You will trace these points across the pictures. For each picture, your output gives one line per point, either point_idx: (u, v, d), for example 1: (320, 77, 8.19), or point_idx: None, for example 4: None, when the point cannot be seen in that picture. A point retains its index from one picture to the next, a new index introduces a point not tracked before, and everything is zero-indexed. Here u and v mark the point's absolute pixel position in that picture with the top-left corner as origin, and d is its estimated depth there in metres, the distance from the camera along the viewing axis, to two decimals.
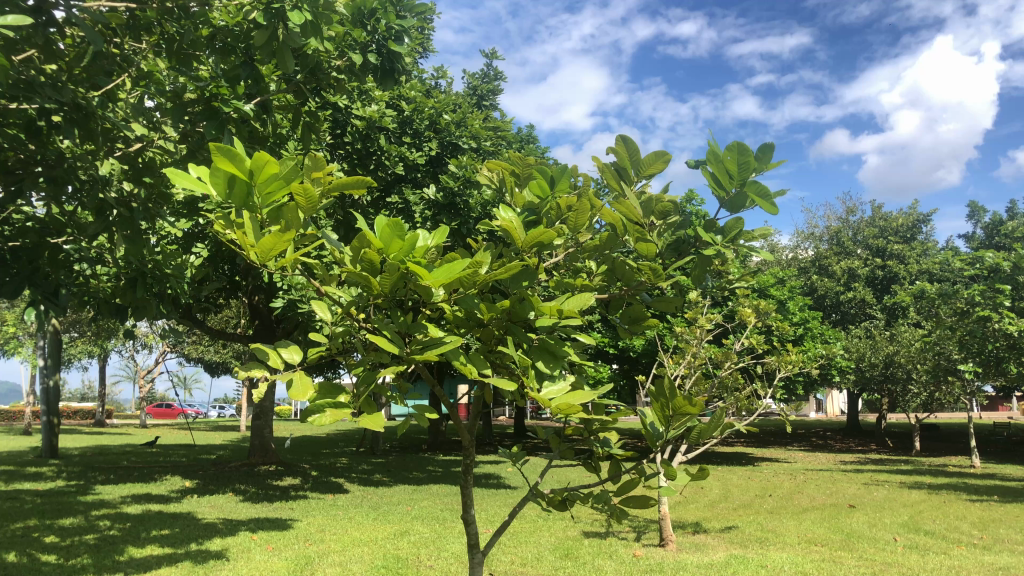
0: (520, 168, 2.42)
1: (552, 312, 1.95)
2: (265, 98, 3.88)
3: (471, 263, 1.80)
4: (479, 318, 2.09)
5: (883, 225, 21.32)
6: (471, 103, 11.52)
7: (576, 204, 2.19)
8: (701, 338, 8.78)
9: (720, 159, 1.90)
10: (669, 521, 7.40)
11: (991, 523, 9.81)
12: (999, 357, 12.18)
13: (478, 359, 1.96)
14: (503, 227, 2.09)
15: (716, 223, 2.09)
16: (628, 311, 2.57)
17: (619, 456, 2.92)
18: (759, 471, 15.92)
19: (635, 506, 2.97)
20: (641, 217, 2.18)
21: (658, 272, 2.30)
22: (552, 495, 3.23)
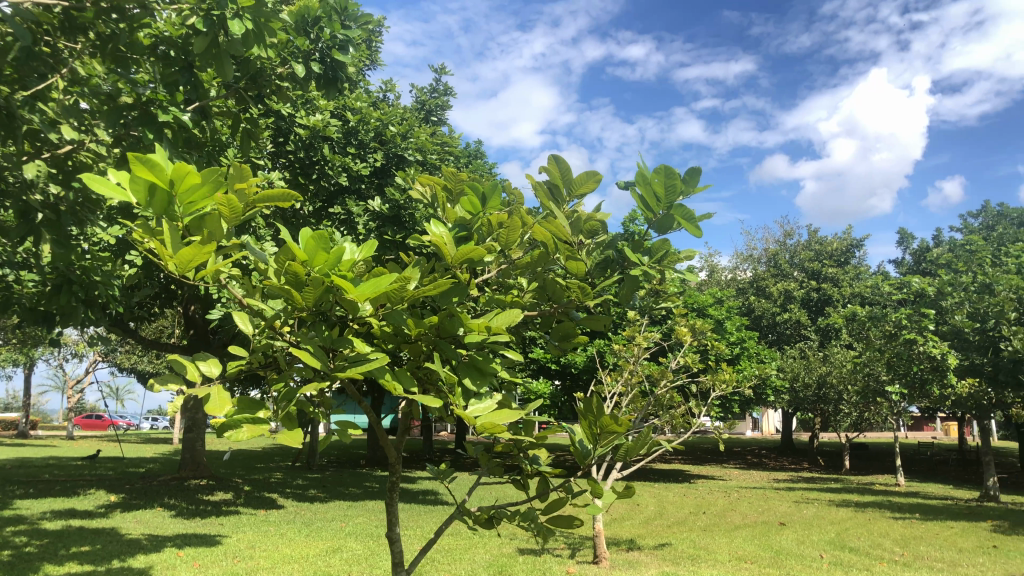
0: (451, 184, 2.41)
1: (480, 329, 1.93)
2: (205, 105, 3.75)
3: (399, 278, 1.77)
4: (406, 333, 2.06)
5: (819, 249, 21.91)
6: (418, 117, 11.51)
7: (507, 222, 2.19)
8: (638, 356, 8.90)
9: (648, 182, 1.92)
10: (603, 537, 7.43)
11: (912, 540, 10.11)
12: (924, 378, 12.59)
13: (403, 375, 1.92)
14: (432, 243, 2.07)
15: (644, 243, 2.10)
16: (558, 329, 2.58)
17: (547, 472, 2.91)
18: (695, 488, 16.13)
19: (562, 524, 2.95)
20: (570, 235, 2.18)
21: (587, 291, 2.31)
22: (478, 512, 3.19)
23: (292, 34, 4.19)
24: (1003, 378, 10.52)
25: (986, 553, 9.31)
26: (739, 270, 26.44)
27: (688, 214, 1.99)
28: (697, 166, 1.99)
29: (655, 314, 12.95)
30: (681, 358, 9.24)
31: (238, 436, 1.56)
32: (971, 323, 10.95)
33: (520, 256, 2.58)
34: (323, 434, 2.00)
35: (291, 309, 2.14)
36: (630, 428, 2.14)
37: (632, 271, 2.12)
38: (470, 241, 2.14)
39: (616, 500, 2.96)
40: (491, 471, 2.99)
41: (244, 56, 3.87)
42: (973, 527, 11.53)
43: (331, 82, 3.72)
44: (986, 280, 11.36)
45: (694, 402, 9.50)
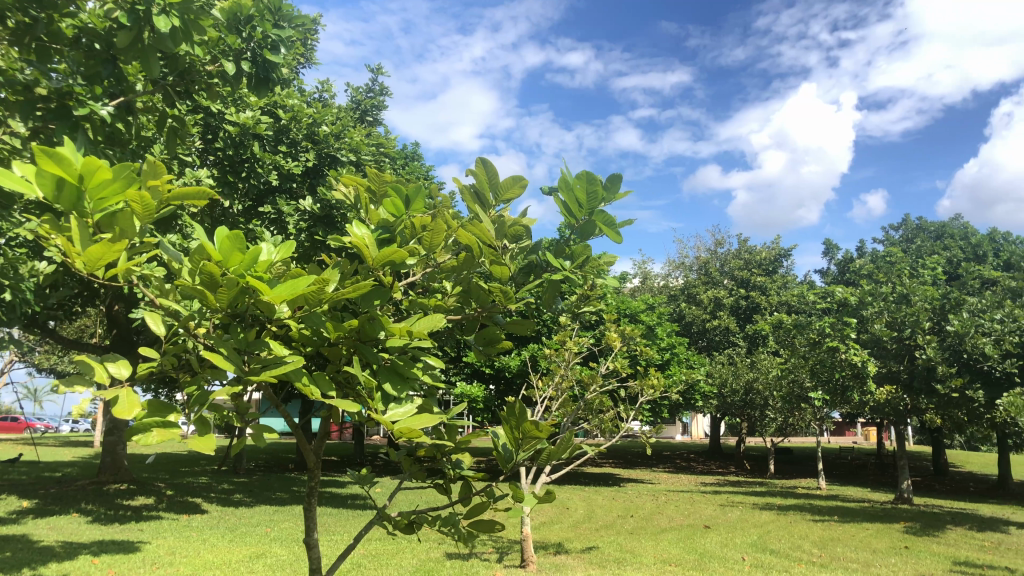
0: (374, 186, 2.37)
1: (401, 332, 1.89)
2: (128, 100, 3.54)
3: (319, 281, 1.72)
4: (326, 337, 2.01)
5: (748, 258, 22.40)
6: (354, 117, 11.37)
7: (431, 226, 2.16)
8: (569, 361, 8.94)
9: (571, 189, 1.93)
10: (531, 542, 7.43)
11: (831, 543, 10.40)
12: (845, 385, 12.98)
13: (321, 379, 1.87)
14: (353, 244, 2.03)
15: (567, 248, 2.10)
16: (482, 333, 2.57)
17: (471, 477, 2.89)
18: (624, 492, 16.29)
19: (484, 529, 2.93)
20: (494, 239, 2.17)
21: (509, 295, 2.30)
22: (398, 518, 3.14)
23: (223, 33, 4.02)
24: (918, 385, 10.93)
25: (899, 554, 9.65)
26: (671, 277, 26.89)
27: (609, 221, 2.01)
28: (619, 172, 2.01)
29: (588, 319, 13.07)
30: (611, 363, 9.32)
31: (148, 439, 1.46)
32: (889, 332, 11.34)
33: (445, 260, 2.55)
34: (236, 439, 1.92)
35: (206, 311, 2.05)
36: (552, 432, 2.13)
37: (553, 276, 2.11)
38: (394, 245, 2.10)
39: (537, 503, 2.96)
40: (412, 476, 2.93)
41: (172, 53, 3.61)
42: (887, 529, 11.95)
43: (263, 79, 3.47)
44: (904, 290, 11.80)
45: (623, 408, 9.59)
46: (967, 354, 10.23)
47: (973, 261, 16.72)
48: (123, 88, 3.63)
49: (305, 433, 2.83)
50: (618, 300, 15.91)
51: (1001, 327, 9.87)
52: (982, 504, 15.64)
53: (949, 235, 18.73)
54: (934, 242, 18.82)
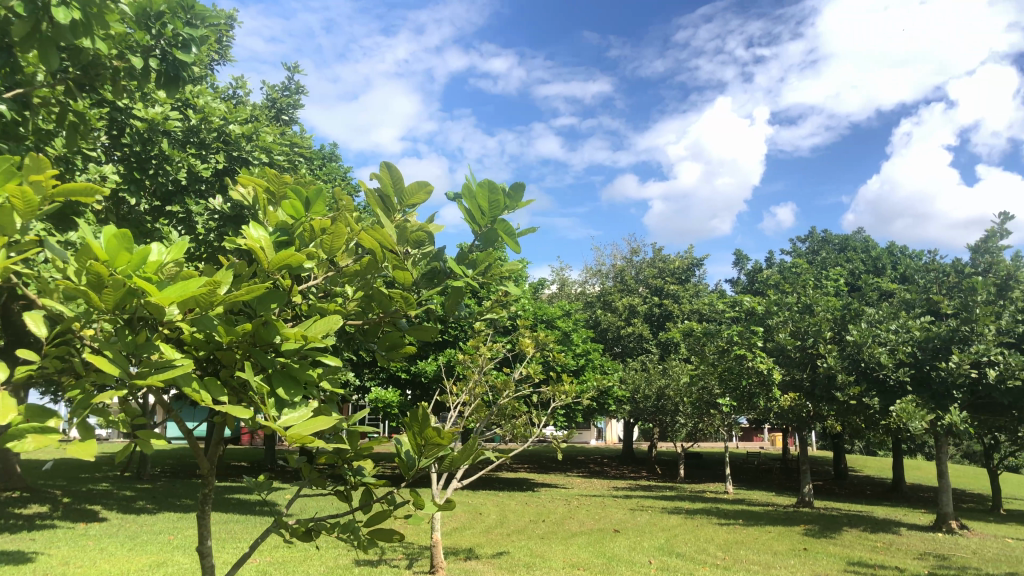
0: (271, 186, 2.25)
1: (297, 336, 1.75)
2: (21, 93, 3.25)
3: (209, 280, 1.56)
4: (219, 341, 1.84)
5: (662, 266, 22.85)
6: (269, 116, 11.09)
7: (331, 227, 2.05)
8: (482, 366, 8.92)
9: (473, 196, 1.90)
10: (441, 548, 7.36)
11: (733, 545, 10.71)
12: (752, 392, 13.35)
13: (212, 384, 1.71)
14: (248, 244, 1.91)
15: (469, 253, 2.04)
16: (385, 338, 2.48)
17: (372, 483, 2.80)
18: (537, 496, 16.38)
19: (384, 537, 2.85)
20: (396, 244, 2.09)
21: (412, 300, 2.20)
22: (295, 527, 3.00)
23: (131, 26, 3.71)
24: (819, 392, 11.32)
25: (797, 555, 9.99)
26: (588, 284, 27.24)
27: (511, 229, 1.99)
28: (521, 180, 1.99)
29: (504, 324, 13.08)
30: (523, 369, 9.34)
31: (22, 446, 1.25)
32: (793, 341, 11.74)
33: (347, 263, 2.44)
34: (117, 448, 1.75)
35: (89, 313, 1.88)
36: (457, 438, 2.04)
37: (455, 283, 2.04)
38: (293, 247, 1.98)
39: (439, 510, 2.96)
40: (311, 483, 2.79)
41: (73, 45, 3.23)
42: (788, 530, 12.36)
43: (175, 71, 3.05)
44: (806, 301, 12.25)
45: (536, 413, 9.61)
46: (864, 363, 10.67)
47: (872, 274, 17.46)
48: (17, 80, 3.38)
49: (200, 441, 2.66)
50: (535, 306, 15.97)
51: (896, 338, 10.29)
52: (876, 506, 16.34)
53: (851, 248, 19.51)
54: (837, 255, 19.56)
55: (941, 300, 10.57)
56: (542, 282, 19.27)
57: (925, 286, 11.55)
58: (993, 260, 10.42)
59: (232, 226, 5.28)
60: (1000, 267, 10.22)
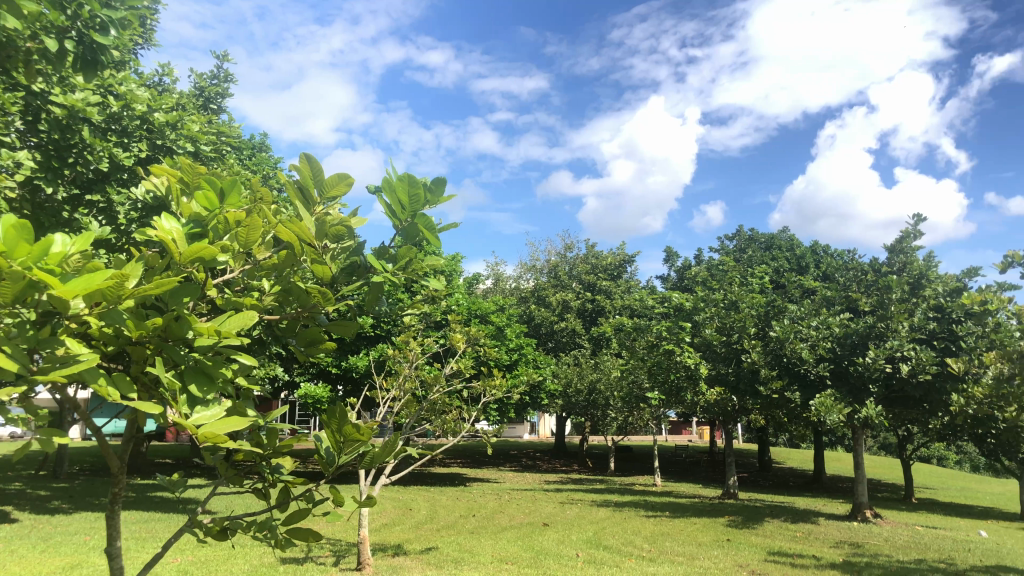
0: (188, 174, 1.92)
1: (215, 330, 1.49)
2: None
3: (124, 273, 1.33)
4: (130, 335, 1.55)
5: (595, 262, 23.05)
6: (196, 104, 10.75)
7: (255, 218, 1.76)
8: (412, 362, 8.81)
9: (391, 190, 1.78)
10: (368, 545, 7.27)
11: (660, 537, 10.90)
12: (679, 386, 13.59)
13: (122, 381, 1.45)
14: (159, 233, 1.63)
15: (387, 250, 1.94)
16: (303, 334, 2.32)
17: (290, 481, 2.64)
18: (469, 491, 16.37)
19: (302, 537, 2.69)
20: (314, 239, 1.98)
21: (329, 296, 2.09)
22: (211, 526, 2.82)
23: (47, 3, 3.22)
24: (744, 387, 11.56)
25: (720, 546, 10.22)
26: (522, 279, 27.30)
27: (431, 226, 1.89)
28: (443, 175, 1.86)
29: (435, 319, 12.99)
30: (454, 364, 9.28)
31: None
32: (719, 337, 11.98)
33: (265, 257, 2.27)
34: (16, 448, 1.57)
35: None
36: (377, 434, 1.92)
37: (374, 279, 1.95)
38: (210, 238, 1.74)
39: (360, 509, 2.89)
40: (228, 481, 2.62)
41: None
42: (712, 522, 12.63)
43: (91, 54, 2.82)
44: (733, 297, 12.51)
45: (465, 409, 9.56)
46: (786, 358, 10.97)
47: (796, 271, 17.94)
48: None
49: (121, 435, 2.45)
50: (468, 301, 15.89)
51: (816, 334, 10.64)
52: (798, 497, 16.82)
53: (777, 247, 19.99)
54: (763, 252, 20.02)
55: (859, 297, 10.91)
56: (476, 276, 19.23)
57: (845, 284, 11.90)
58: (907, 260, 10.82)
59: (151, 216, 5.05)
60: (913, 266, 10.61)
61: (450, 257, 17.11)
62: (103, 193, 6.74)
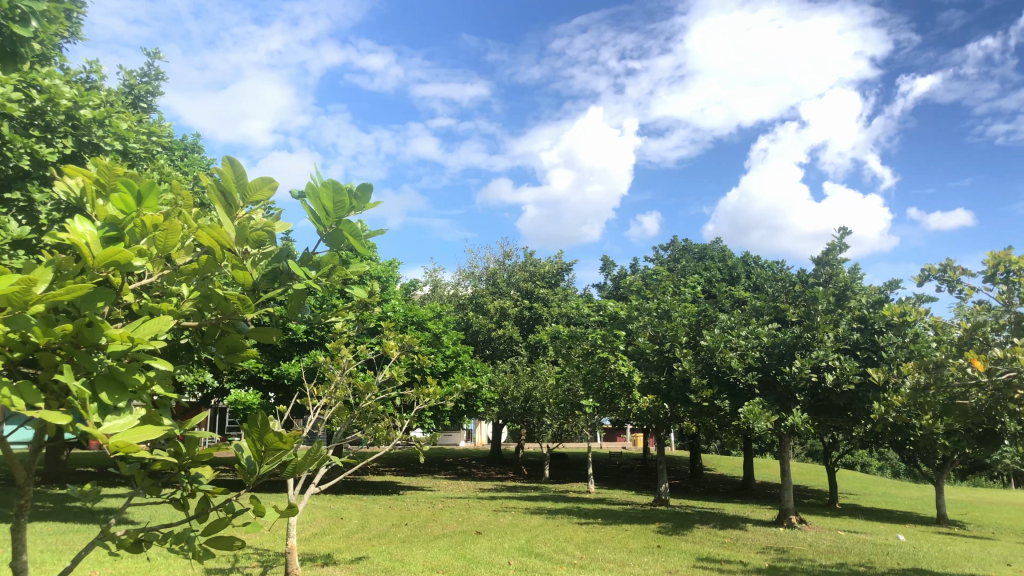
0: (101, 173, 1.58)
1: (129, 336, 1.30)
2: None
3: (27, 281, 1.20)
4: (36, 342, 1.37)
5: (533, 270, 23.14)
6: (125, 102, 10.37)
7: (175, 223, 1.48)
8: (343, 369, 8.63)
9: (315, 191, 1.61)
10: (295, 554, 7.11)
11: (591, 544, 10.94)
12: (613, 394, 13.71)
13: (29, 391, 1.30)
14: (69, 236, 1.39)
15: (312, 255, 1.85)
16: (223, 340, 2.02)
17: (209, 488, 2.31)
18: (401, 499, 16.20)
19: (221, 547, 2.32)
20: (235, 244, 1.76)
21: (250, 304, 1.87)
22: (126, 537, 2.54)
23: None
24: (675, 395, 11.68)
25: (650, 553, 10.30)
26: (460, 285, 27.21)
27: (355, 233, 1.73)
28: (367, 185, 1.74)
29: (370, 326, 12.84)
30: (386, 371, 9.15)
31: None
32: (651, 345, 12.09)
33: (184, 261, 1.95)
34: None
35: None
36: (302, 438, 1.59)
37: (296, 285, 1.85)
38: (126, 240, 1.49)
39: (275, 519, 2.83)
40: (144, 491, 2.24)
41: None
42: (643, 528, 12.74)
43: (9, 46, 2.43)
44: (666, 307, 12.67)
45: (398, 417, 9.45)
46: (715, 366, 11.14)
47: (728, 282, 18.31)
48: None
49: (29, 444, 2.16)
50: (404, 307, 15.72)
51: (745, 343, 10.86)
52: (727, 504, 17.11)
53: (709, 257, 20.35)
54: (697, 263, 20.39)
55: (787, 308, 11.16)
56: (413, 283, 19.09)
57: (774, 295, 12.16)
58: (832, 272, 11.17)
59: (65, 217, 4.79)
60: (838, 278, 10.91)
61: (387, 263, 16.95)
62: (21, 192, 6.38)
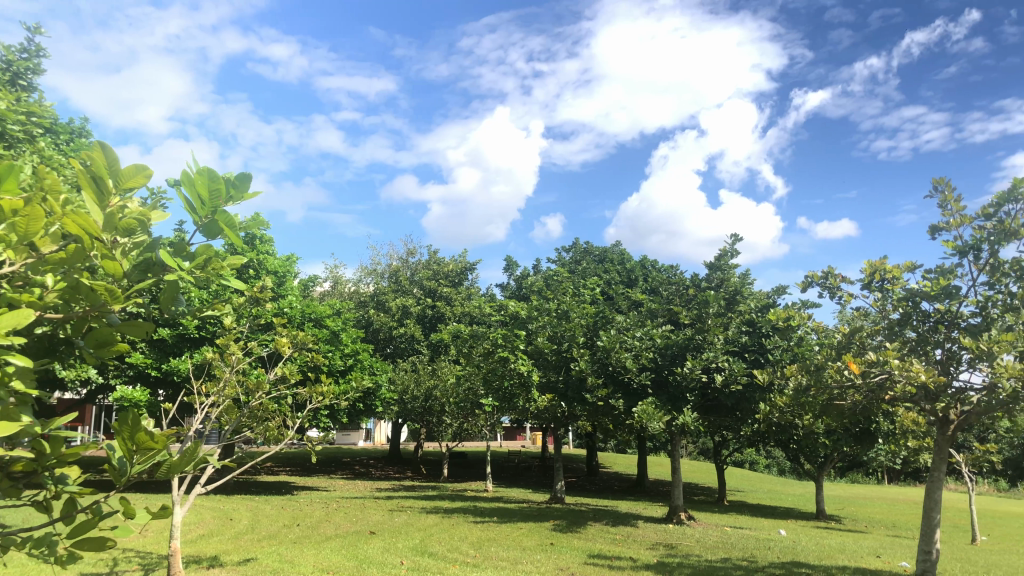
0: None
1: None
2: None
3: None
4: None
5: (436, 269, 22.98)
6: (2, 78, 9.67)
7: (31, 206, 1.19)
8: (233, 366, 8.30)
9: (191, 175, 1.34)
10: (178, 557, 6.81)
11: (485, 543, 10.92)
12: (512, 393, 13.76)
13: None
14: None
15: (182, 245, 1.57)
16: (94, 332, 1.58)
17: (74, 486, 2.03)
18: (295, 500, 15.80)
19: (88, 550, 2.06)
20: (103, 234, 1.38)
21: (113, 301, 1.48)
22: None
23: None
24: (571, 394, 11.78)
25: (543, 550, 10.38)
26: (361, 283, 26.78)
27: (233, 225, 1.46)
28: (249, 171, 1.48)
29: (263, 321, 12.46)
30: (278, 368, 8.88)
31: None
32: (550, 345, 12.15)
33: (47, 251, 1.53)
34: None
35: None
36: (176, 439, 1.37)
37: (167, 277, 1.57)
38: None
39: (145, 520, 2.58)
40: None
41: None
42: (537, 526, 12.84)
43: None
44: (564, 308, 12.77)
45: (290, 415, 9.20)
46: (611, 366, 11.32)
47: (626, 284, 18.67)
48: None
49: None
50: (302, 304, 15.31)
51: (639, 344, 11.10)
52: (620, 501, 17.42)
53: (609, 260, 20.68)
54: (597, 265, 20.70)
55: (680, 311, 11.47)
56: (312, 279, 18.66)
57: (669, 298, 12.44)
58: (724, 277, 11.53)
59: None
60: (729, 283, 11.27)
61: (284, 258, 16.49)
62: None
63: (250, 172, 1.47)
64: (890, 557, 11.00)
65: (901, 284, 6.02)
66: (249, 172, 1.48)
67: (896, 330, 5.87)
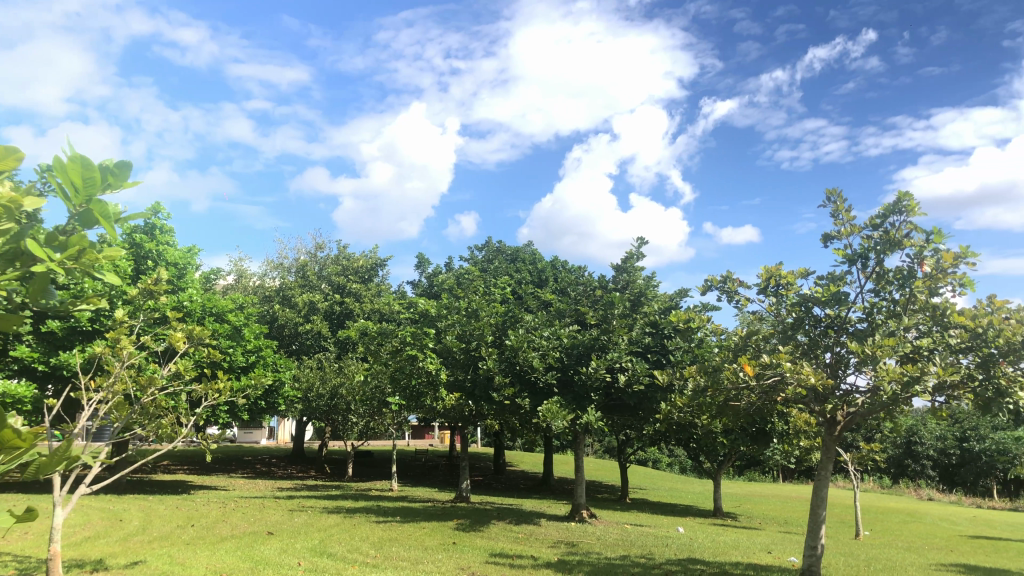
0: None
1: None
2: None
3: None
4: None
5: (345, 265, 22.52)
6: None
7: None
8: (122, 362, 7.77)
9: (62, 161, 1.27)
10: (57, 562, 6.42)
11: (387, 543, 10.78)
12: (420, 392, 13.66)
13: None
14: None
15: (56, 234, 1.47)
16: None
17: None
18: (191, 500, 15.22)
19: None
20: None
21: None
22: None
23: None
24: (478, 393, 11.74)
25: (445, 550, 10.34)
26: (267, 277, 26.03)
27: (112, 214, 1.39)
28: (127, 157, 1.42)
29: (159, 315, 11.92)
30: (173, 365, 8.49)
31: None
32: (458, 344, 11.99)
33: None
34: None
35: None
36: (47, 436, 1.27)
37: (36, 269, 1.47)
38: None
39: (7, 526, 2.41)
40: None
41: None
42: (441, 526, 12.77)
43: None
44: (473, 307, 12.71)
45: (184, 412, 8.83)
46: (519, 366, 11.31)
47: (536, 284, 18.72)
48: None
49: None
50: (202, 297, 14.75)
51: (546, 343, 11.05)
52: (525, 500, 17.52)
53: (520, 260, 20.74)
54: (508, 264, 20.66)
55: (587, 312, 11.59)
56: (215, 272, 18.00)
57: (577, 298, 12.56)
58: (630, 279, 11.72)
59: None
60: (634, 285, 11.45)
61: (185, 249, 15.83)
62: None
63: (129, 157, 1.41)
64: (780, 553, 11.39)
65: (794, 290, 6.24)
66: (128, 158, 1.42)
67: (788, 334, 6.05)
